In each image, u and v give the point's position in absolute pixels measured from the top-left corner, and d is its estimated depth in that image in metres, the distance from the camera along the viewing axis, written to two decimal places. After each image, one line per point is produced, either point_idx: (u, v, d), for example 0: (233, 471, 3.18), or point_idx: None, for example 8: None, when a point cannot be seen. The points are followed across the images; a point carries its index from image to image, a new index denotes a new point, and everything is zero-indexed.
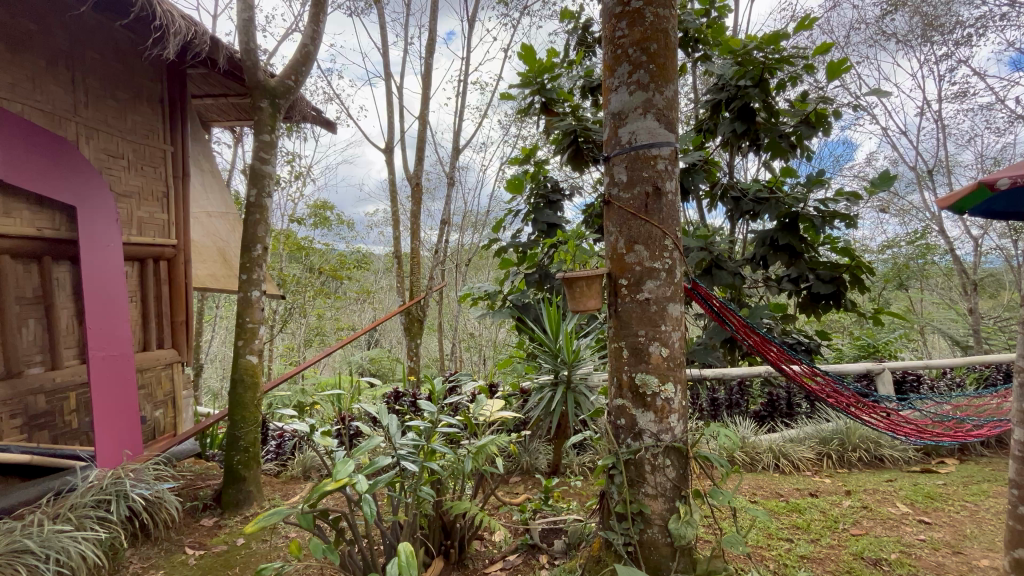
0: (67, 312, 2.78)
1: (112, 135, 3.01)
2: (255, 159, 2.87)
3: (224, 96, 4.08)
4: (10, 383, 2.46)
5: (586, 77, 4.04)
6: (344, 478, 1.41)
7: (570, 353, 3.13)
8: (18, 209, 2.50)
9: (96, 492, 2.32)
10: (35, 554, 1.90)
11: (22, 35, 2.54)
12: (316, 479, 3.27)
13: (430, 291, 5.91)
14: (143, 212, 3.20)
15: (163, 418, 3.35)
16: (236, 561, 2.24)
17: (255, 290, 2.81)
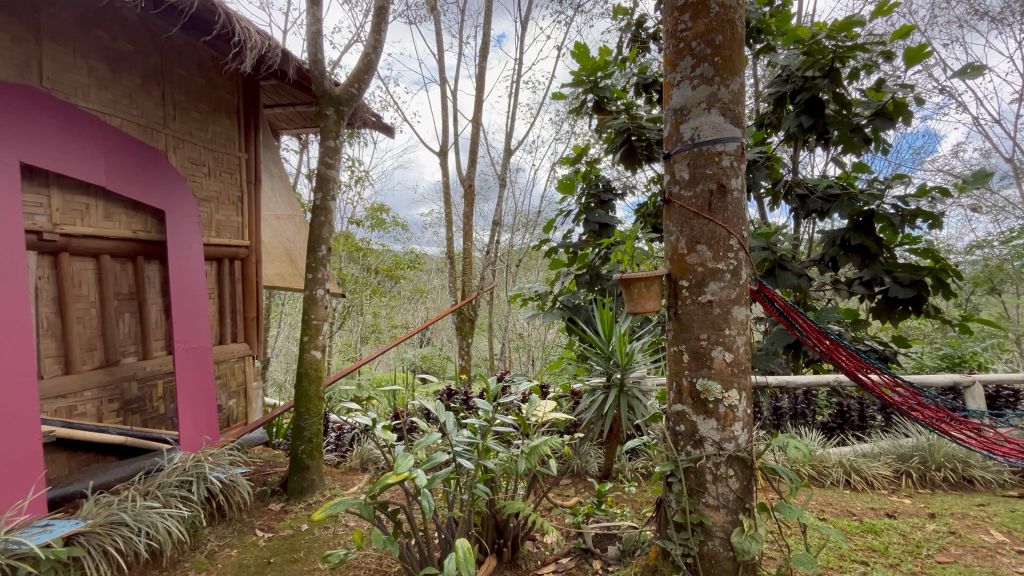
0: (156, 306, 3.04)
1: (197, 145, 3.27)
2: (321, 164, 3.03)
3: (292, 105, 4.33)
4: (109, 370, 2.72)
5: (640, 74, 3.91)
6: (404, 472, 1.44)
7: (623, 355, 3.03)
8: (117, 213, 2.76)
9: (179, 473, 2.52)
10: (129, 526, 2.09)
11: (122, 57, 2.81)
12: (373, 472, 3.40)
13: (482, 290, 5.98)
14: (221, 215, 3.46)
15: (236, 407, 3.59)
16: (301, 546, 2.36)
17: (319, 289, 2.96)
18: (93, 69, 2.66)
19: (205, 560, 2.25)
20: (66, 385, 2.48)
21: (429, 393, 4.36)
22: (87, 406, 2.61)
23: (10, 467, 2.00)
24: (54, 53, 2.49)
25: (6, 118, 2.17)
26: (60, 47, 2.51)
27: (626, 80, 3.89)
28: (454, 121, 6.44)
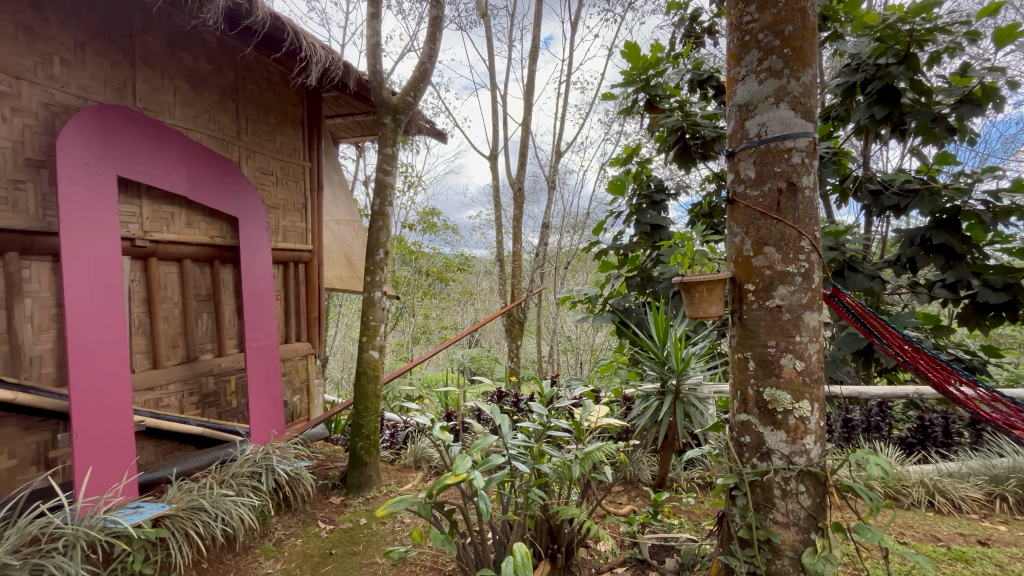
0: (230, 306, 3.25)
1: (267, 156, 3.49)
2: (379, 171, 3.14)
3: (351, 115, 4.53)
4: (189, 366, 2.94)
5: (695, 70, 3.77)
6: (463, 474, 1.45)
7: (680, 360, 2.92)
8: (197, 221, 2.99)
9: (250, 464, 2.68)
10: (207, 512, 2.24)
11: (203, 77, 3.05)
12: (427, 470, 3.47)
13: (531, 293, 5.98)
14: (287, 221, 3.66)
15: (300, 403, 3.77)
16: (360, 539, 2.45)
17: (377, 291, 3.06)
18: (178, 88, 2.89)
19: (272, 547, 2.38)
20: (152, 378, 2.70)
21: (479, 394, 4.41)
22: (171, 398, 2.84)
23: (108, 452, 2.21)
24: (146, 75, 2.73)
25: (106, 135, 2.40)
26: (151, 69, 2.75)
27: (680, 77, 3.77)
28: (504, 124, 6.49)
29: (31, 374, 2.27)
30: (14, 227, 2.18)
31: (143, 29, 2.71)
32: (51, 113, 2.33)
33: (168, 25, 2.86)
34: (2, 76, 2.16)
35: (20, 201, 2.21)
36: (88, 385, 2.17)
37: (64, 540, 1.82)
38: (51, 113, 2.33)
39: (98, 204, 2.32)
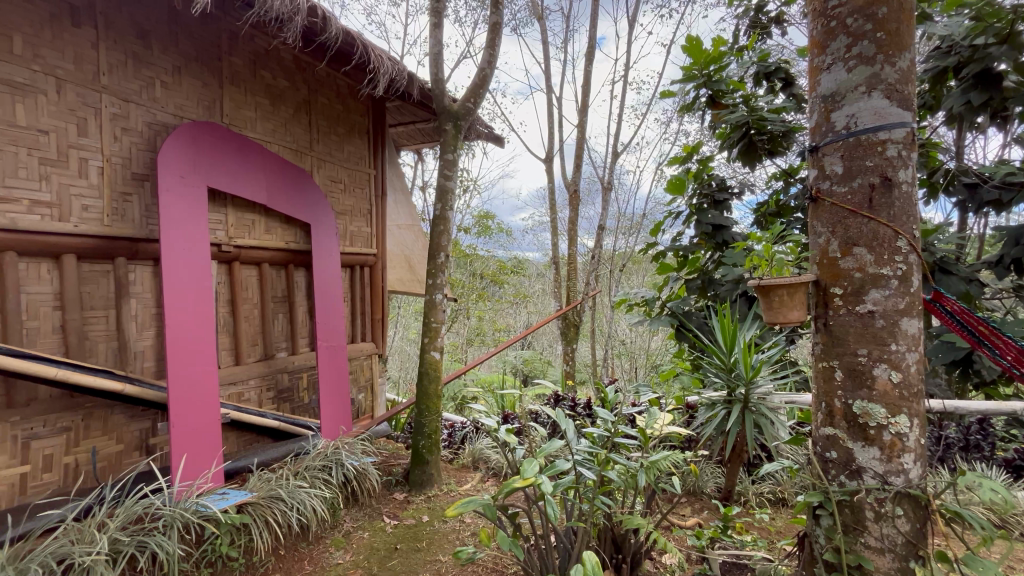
0: (303, 307, 3.44)
1: (336, 164, 3.68)
2: (440, 176, 3.21)
3: (412, 123, 4.69)
4: (267, 363, 3.14)
5: (760, 62, 3.56)
6: (531, 478, 1.45)
7: (749, 368, 2.71)
8: (274, 227, 3.19)
9: (322, 457, 2.82)
10: (284, 502, 2.38)
11: (280, 92, 3.25)
12: (485, 471, 3.50)
13: (586, 296, 5.88)
14: (354, 226, 3.83)
15: (364, 400, 3.93)
16: (423, 536, 2.51)
17: (438, 294, 3.13)
18: (258, 104, 3.11)
19: (342, 539, 2.48)
20: (235, 374, 2.91)
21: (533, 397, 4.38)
22: (251, 392, 3.04)
23: (199, 442, 2.40)
24: (232, 93, 2.95)
25: (198, 150, 2.62)
26: (236, 88, 2.97)
27: (744, 70, 3.57)
28: (559, 126, 6.46)
29: (135, 368, 2.50)
30: (123, 235, 2.42)
31: (229, 50, 2.94)
32: (153, 131, 2.57)
33: (250, 46, 3.08)
34: (114, 99, 2.41)
35: (127, 211, 2.45)
36: (183, 379, 2.37)
37: (163, 520, 1.99)
38: (153, 131, 2.57)
39: (191, 213, 2.53)
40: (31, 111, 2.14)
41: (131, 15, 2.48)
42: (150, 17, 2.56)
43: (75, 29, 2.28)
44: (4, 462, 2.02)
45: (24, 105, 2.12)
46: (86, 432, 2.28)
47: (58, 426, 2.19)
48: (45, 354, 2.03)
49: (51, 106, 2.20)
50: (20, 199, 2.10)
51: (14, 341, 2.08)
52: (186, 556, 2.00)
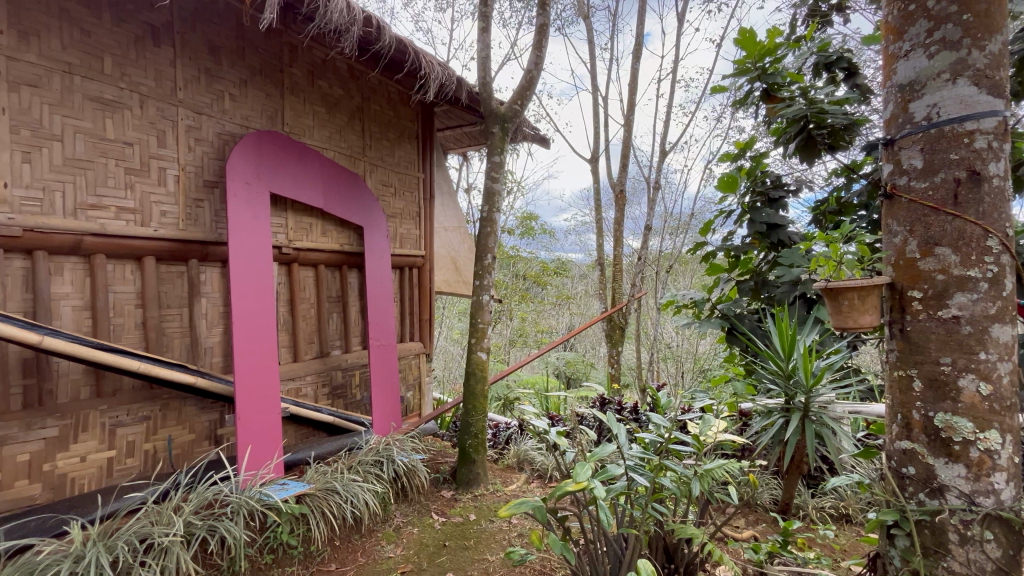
0: (355, 307, 3.57)
1: (387, 169, 3.79)
2: (488, 179, 3.24)
3: (459, 127, 4.77)
4: (323, 360, 3.28)
5: (820, 51, 3.34)
6: (584, 482, 1.44)
7: (809, 375, 2.53)
8: (330, 230, 3.33)
9: (374, 453, 2.90)
10: (339, 494, 2.46)
11: (336, 100, 3.39)
12: (529, 473, 3.50)
13: (632, 298, 5.76)
14: (404, 229, 3.94)
15: (413, 398, 4.02)
16: (471, 535, 2.54)
17: (485, 295, 3.15)
18: (315, 112, 3.25)
19: (393, 533, 2.55)
20: (294, 370, 3.05)
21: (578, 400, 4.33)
22: (308, 388, 3.18)
23: (262, 434, 2.53)
24: (292, 103, 3.10)
25: (262, 158, 2.77)
26: (295, 97, 3.12)
27: (800, 62, 3.36)
28: (604, 126, 6.37)
29: (205, 363, 2.68)
30: (195, 239, 2.60)
31: (289, 62, 3.09)
32: (222, 141, 2.75)
33: (308, 57, 3.22)
34: (188, 112, 2.59)
35: (200, 216, 2.63)
36: (249, 373, 2.52)
37: (231, 506, 2.11)
38: (222, 140, 2.75)
39: (255, 218, 2.67)
40: (118, 124, 2.33)
41: (204, 33, 2.66)
42: (220, 34, 2.74)
43: (155, 48, 2.47)
44: (94, 447, 2.21)
45: (112, 119, 2.31)
46: (163, 421, 2.46)
47: (139, 415, 2.37)
48: (129, 349, 2.19)
49: (135, 120, 2.39)
50: (109, 206, 2.29)
51: (103, 336, 2.27)
52: (251, 542, 2.11)
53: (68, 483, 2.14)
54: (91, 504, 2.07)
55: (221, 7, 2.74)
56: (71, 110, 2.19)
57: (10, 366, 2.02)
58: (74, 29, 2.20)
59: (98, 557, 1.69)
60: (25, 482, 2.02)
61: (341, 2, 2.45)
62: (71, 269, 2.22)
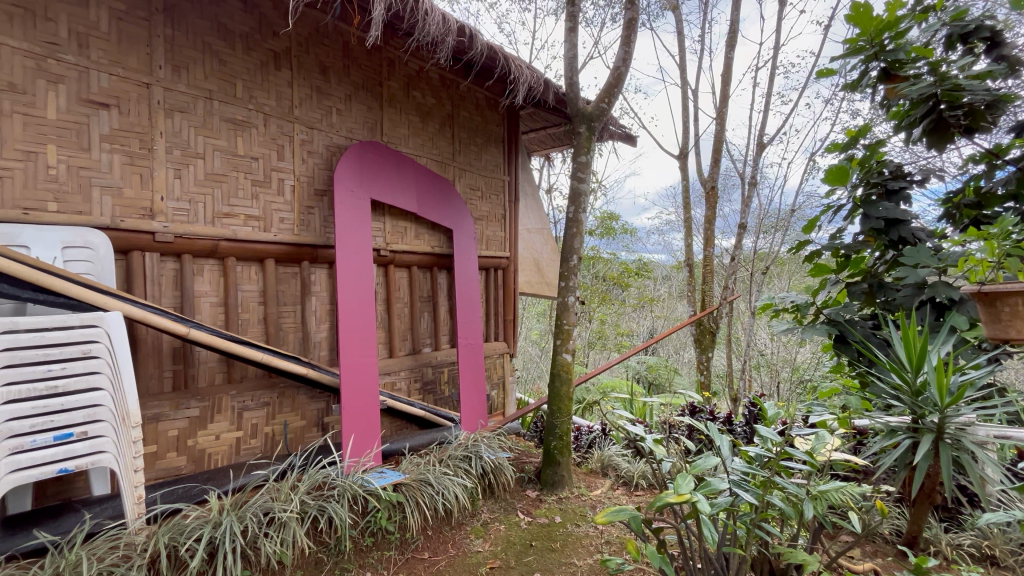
0: (444, 307, 3.72)
1: (475, 173, 3.91)
2: (574, 179, 3.21)
3: (544, 129, 4.80)
4: (415, 356, 3.45)
5: (954, 21, 2.86)
6: (686, 494, 1.38)
7: (945, 393, 2.01)
8: (422, 233, 3.50)
9: (462, 448, 3.00)
10: (431, 486, 2.57)
11: (429, 109, 3.55)
12: (614, 479, 3.40)
13: (723, 301, 5.40)
14: (490, 231, 4.05)
15: (497, 397, 4.10)
16: (557, 537, 2.53)
17: (571, 296, 3.12)
18: (410, 121, 3.43)
19: (481, 528, 2.60)
20: (390, 365, 3.25)
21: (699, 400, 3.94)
22: (402, 382, 3.35)
23: (363, 423, 2.72)
24: (389, 114, 3.30)
25: (364, 167, 2.97)
26: (393, 109, 3.32)
27: (927, 36, 2.94)
28: (694, 120, 6.07)
29: (314, 356, 2.93)
30: (307, 242, 2.86)
31: (388, 76, 3.29)
32: (330, 152, 3.00)
33: (404, 70, 3.40)
34: (303, 128, 2.86)
35: (311, 222, 2.89)
36: (354, 366, 2.72)
37: (338, 489, 2.29)
38: (330, 152, 3.00)
39: (358, 222, 2.87)
40: (246, 141, 2.62)
41: (316, 55, 2.92)
42: (329, 55, 2.98)
43: (277, 72, 2.75)
44: (226, 427, 2.51)
45: (242, 137, 2.61)
46: (280, 407, 2.73)
47: (261, 401, 2.65)
48: (254, 341, 2.46)
49: (261, 137, 2.68)
50: (239, 214, 2.59)
51: (233, 330, 2.56)
52: (354, 524, 2.24)
53: (207, 457, 2.44)
54: (224, 477, 2.34)
55: (330, 30, 2.99)
56: (211, 131, 2.50)
57: (164, 353, 2.35)
58: (213, 60, 2.51)
59: (231, 525, 1.91)
60: (174, 454, 2.34)
61: (437, 15, 2.56)
62: (210, 270, 2.54)
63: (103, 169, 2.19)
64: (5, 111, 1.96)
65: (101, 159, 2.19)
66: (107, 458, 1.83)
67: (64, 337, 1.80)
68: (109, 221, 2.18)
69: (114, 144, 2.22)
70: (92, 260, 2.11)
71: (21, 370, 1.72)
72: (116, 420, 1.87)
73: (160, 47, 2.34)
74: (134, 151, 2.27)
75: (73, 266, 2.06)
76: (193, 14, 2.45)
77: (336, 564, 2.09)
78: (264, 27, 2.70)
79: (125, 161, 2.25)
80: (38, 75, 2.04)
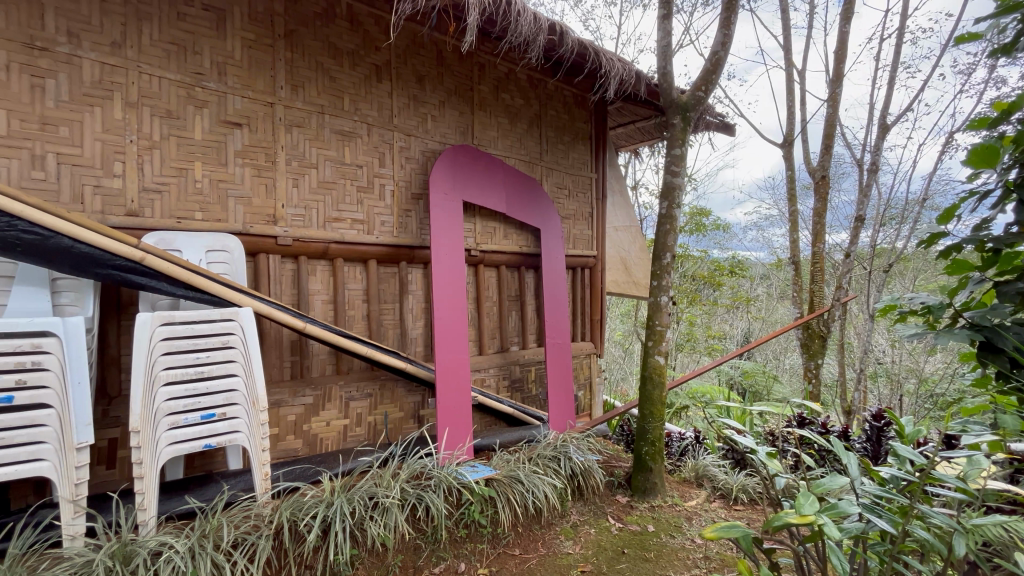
0: (531, 306, 3.74)
1: (562, 172, 3.89)
2: (667, 174, 3.05)
3: (633, 123, 4.66)
4: (503, 354, 3.51)
5: None
6: (811, 516, 1.24)
7: None
8: (511, 233, 3.56)
9: (552, 448, 2.99)
10: (521, 484, 2.58)
11: (517, 111, 3.59)
12: (710, 491, 3.18)
13: (835, 302, 4.84)
14: (577, 229, 4.00)
15: (583, 397, 4.04)
16: (650, 547, 2.43)
17: (663, 296, 2.96)
18: (499, 123, 3.49)
19: (570, 530, 2.57)
20: (480, 362, 3.33)
21: (814, 411, 4.23)
22: (491, 379, 3.42)
23: (456, 418, 2.82)
24: (480, 117, 3.39)
25: (457, 170, 3.07)
26: (483, 112, 3.40)
27: None
28: (800, 104, 5.52)
29: (411, 351, 3.09)
30: (405, 244, 3.02)
31: (478, 80, 3.37)
32: (426, 157, 3.14)
33: (494, 73, 3.47)
34: (401, 135, 3.02)
35: (408, 224, 3.06)
36: (448, 363, 2.83)
37: (434, 479, 2.40)
38: (425, 157, 3.14)
39: (450, 223, 2.97)
40: (352, 151, 2.83)
41: (413, 65, 3.07)
42: (424, 64, 3.12)
43: (378, 84, 2.93)
44: (335, 414, 2.72)
45: (349, 147, 2.82)
46: (382, 398, 2.91)
47: (365, 392, 2.85)
48: (360, 336, 2.64)
49: (364, 146, 2.88)
50: (346, 218, 2.80)
51: (341, 325, 2.77)
52: (449, 514, 2.32)
53: (320, 441, 2.67)
54: (335, 460, 2.55)
55: (426, 40, 3.12)
56: (323, 143, 2.73)
57: (285, 345, 2.61)
58: (325, 77, 2.74)
59: (342, 506, 2.06)
60: (292, 437, 2.58)
61: (529, 15, 2.58)
62: (322, 271, 2.77)
63: (237, 181, 2.48)
64: (163, 134, 2.29)
65: (235, 172, 2.47)
66: (241, 436, 2.07)
67: (209, 329, 2.05)
68: (241, 227, 2.46)
69: (245, 158, 2.50)
70: (229, 261, 2.38)
71: (177, 356, 1.97)
72: (248, 403, 2.09)
73: (282, 69, 2.60)
74: (260, 164, 2.54)
75: (215, 266, 2.34)
76: (308, 38, 2.69)
77: (433, 552, 2.18)
78: (368, 43, 2.89)
79: (254, 173, 2.52)
80: (188, 101, 2.35)
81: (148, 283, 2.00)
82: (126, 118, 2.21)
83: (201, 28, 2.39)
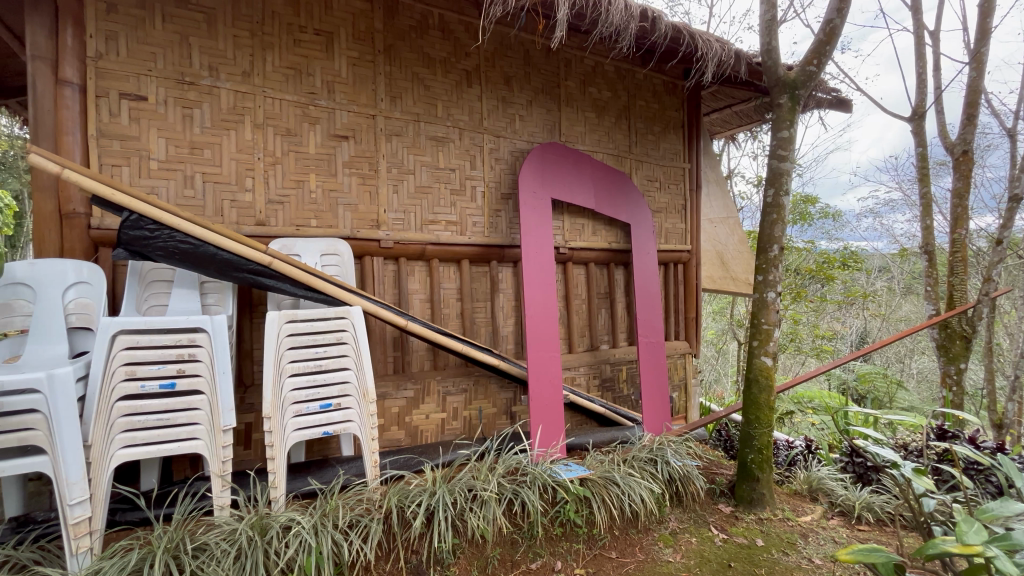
0: (621, 303, 3.65)
1: (653, 164, 3.75)
2: (773, 159, 2.79)
3: (729, 107, 4.37)
4: (594, 353, 3.46)
5: None
6: (977, 546, 1.10)
7: None
8: (599, 229, 3.50)
9: (646, 451, 2.89)
10: (616, 486, 2.52)
11: (605, 104, 3.52)
12: (828, 506, 2.88)
13: (983, 297, 4.14)
14: (669, 223, 3.83)
15: (678, 399, 3.86)
16: (760, 562, 2.25)
17: (771, 292, 2.72)
18: (586, 118, 3.44)
19: (669, 536, 2.46)
20: (570, 360, 3.31)
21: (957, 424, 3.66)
22: (582, 378, 3.39)
23: (549, 415, 2.82)
24: (567, 113, 3.36)
25: (545, 167, 3.07)
26: (570, 108, 3.37)
27: None
28: (934, 70, 4.80)
29: (503, 348, 3.15)
30: (495, 243, 3.09)
31: (565, 76, 3.35)
32: (514, 157, 3.18)
33: (581, 67, 3.42)
34: (491, 137, 3.09)
35: (499, 224, 3.12)
36: (540, 360, 2.84)
37: (529, 475, 2.43)
38: (514, 157, 3.19)
39: (540, 221, 2.98)
40: (446, 155, 2.94)
41: (501, 68, 3.12)
42: (512, 65, 3.16)
43: (468, 89, 3.02)
44: (433, 408, 2.86)
45: (442, 151, 2.93)
46: (476, 394, 3.00)
47: (460, 387, 2.95)
48: (456, 334, 2.74)
49: (457, 150, 2.98)
50: (440, 220, 2.92)
51: (438, 323, 2.90)
52: (545, 512, 2.33)
53: (420, 432, 2.81)
54: (434, 452, 2.67)
55: (514, 41, 3.16)
56: (419, 149, 2.87)
57: (389, 342, 2.79)
58: (419, 87, 2.88)
59: (444, 496, 2.15)
60: (396, 428, 2.75)
61: (620, 3, 2.50)
62: (419, 271, 2.92)
63: (345, 190, 2.68)
64: (284, 150, 2.55)
65: (344, 181, 2.68)
66: (354, 425, 2.23)
67: (326, 326, 2.24)
68: (349, 232, 2.67)
69: (352, 168, 2.70)
70: (340, 264, 2.56)
71: (300, 351, 2.18)
72: (359, 395, 2.25)
73: (382, 83, 2.77)
74: (365, 172, 2.73)
75: (328, 268, 2.53)
76: (405, 50, 2.84)
77: (530, 548, 2.20)
78: (458, 49, 2.99)
79: (360, 182, 2.72)
80: (303, 119, 2.59)
81: (275, 284, 2.24)
82: (254, 139, 2.48)
83: (314, 52, 2.62)
